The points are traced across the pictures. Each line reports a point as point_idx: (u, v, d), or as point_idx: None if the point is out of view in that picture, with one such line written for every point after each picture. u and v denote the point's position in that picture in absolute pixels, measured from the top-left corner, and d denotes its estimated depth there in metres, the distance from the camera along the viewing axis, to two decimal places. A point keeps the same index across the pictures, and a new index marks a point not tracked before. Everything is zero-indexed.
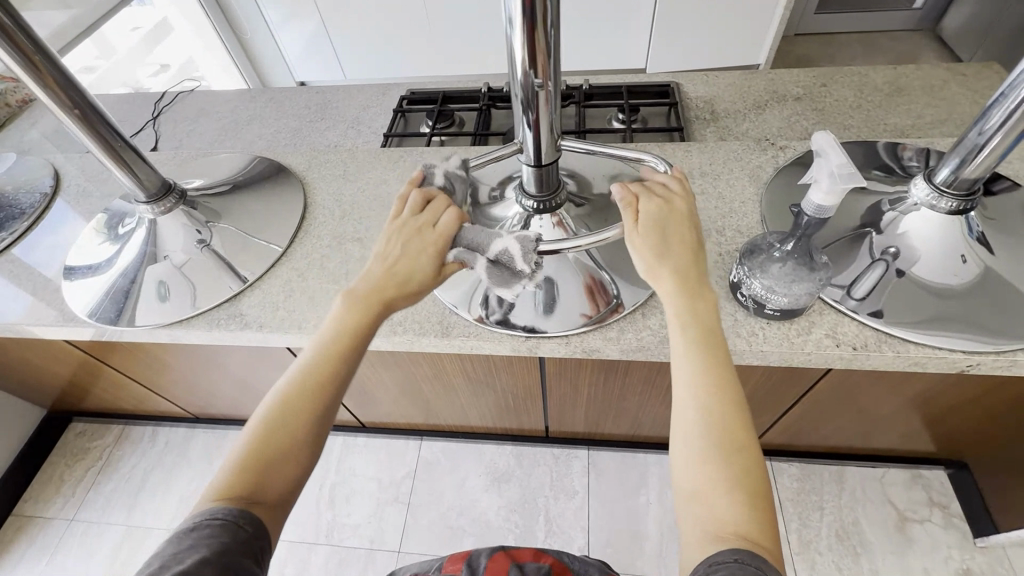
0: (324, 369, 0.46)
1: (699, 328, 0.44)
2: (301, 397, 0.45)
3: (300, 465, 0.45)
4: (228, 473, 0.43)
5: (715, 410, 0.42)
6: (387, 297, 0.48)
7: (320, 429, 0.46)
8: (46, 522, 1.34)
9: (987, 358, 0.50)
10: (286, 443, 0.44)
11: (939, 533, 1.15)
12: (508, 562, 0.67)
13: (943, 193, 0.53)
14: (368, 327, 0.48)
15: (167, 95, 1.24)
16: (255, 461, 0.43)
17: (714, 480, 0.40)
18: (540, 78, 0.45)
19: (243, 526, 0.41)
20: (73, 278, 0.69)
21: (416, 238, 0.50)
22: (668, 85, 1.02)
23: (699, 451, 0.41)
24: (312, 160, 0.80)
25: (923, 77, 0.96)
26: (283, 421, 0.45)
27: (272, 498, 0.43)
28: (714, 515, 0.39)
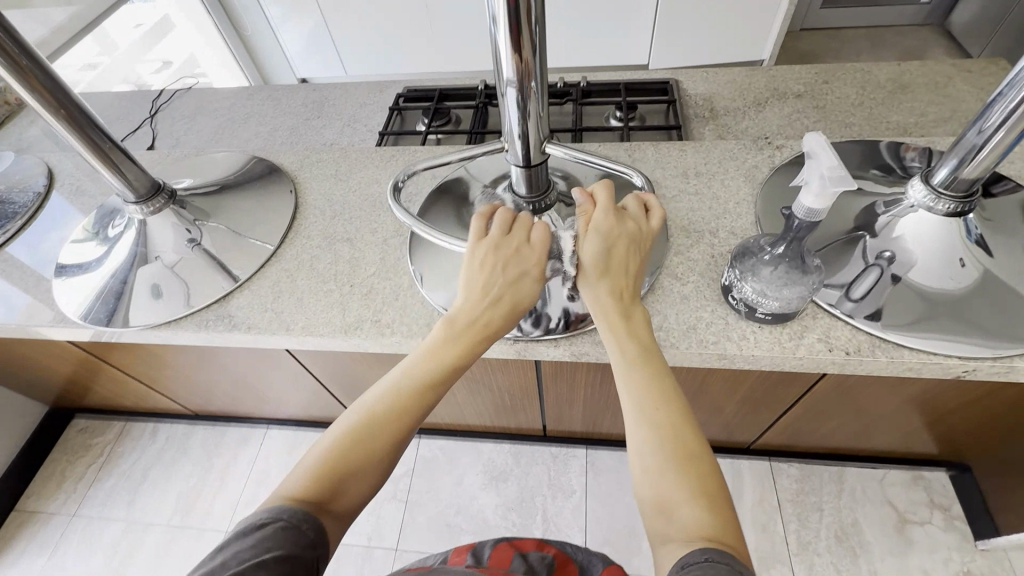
0: (416, 393, 0.46)
1: (637, 341, 0.45)
2: (389, 417, 0.45)
3: (371, 484, 0.44)
4: (303, 480, 0.43)
5: (662, 418, 0.42)
6: (485, 323, 0.47)
7: (398, 448, 0.45)
8: (48, 518, 1.35)
9: (984, 363, 0.49)
10: (365, 457, 0.44)
11: (940, 535, 1.13)
12: (512, 551, 0.69)
13: (940, 194, 0.51)
14: (464, 356, 0.47)
15: (165, 92, 1.23)
16: (329, 473, 0.43)
17: (671, 485, 0.40)
18: (526, 76, 0.45)
19: (307, 533, 0.40)
20: (64, 276, 0.70)
21: (513, 253, 0.48)
22: (667, 82, 1.01)
23: (652, 459, 0.41)
24: (305, 159, 0.79)
25: (927, 74, 0.95)
26: (365, 439, 0.44)
27: (339, 513, 0.43)
28: (676, 519, 0.39)
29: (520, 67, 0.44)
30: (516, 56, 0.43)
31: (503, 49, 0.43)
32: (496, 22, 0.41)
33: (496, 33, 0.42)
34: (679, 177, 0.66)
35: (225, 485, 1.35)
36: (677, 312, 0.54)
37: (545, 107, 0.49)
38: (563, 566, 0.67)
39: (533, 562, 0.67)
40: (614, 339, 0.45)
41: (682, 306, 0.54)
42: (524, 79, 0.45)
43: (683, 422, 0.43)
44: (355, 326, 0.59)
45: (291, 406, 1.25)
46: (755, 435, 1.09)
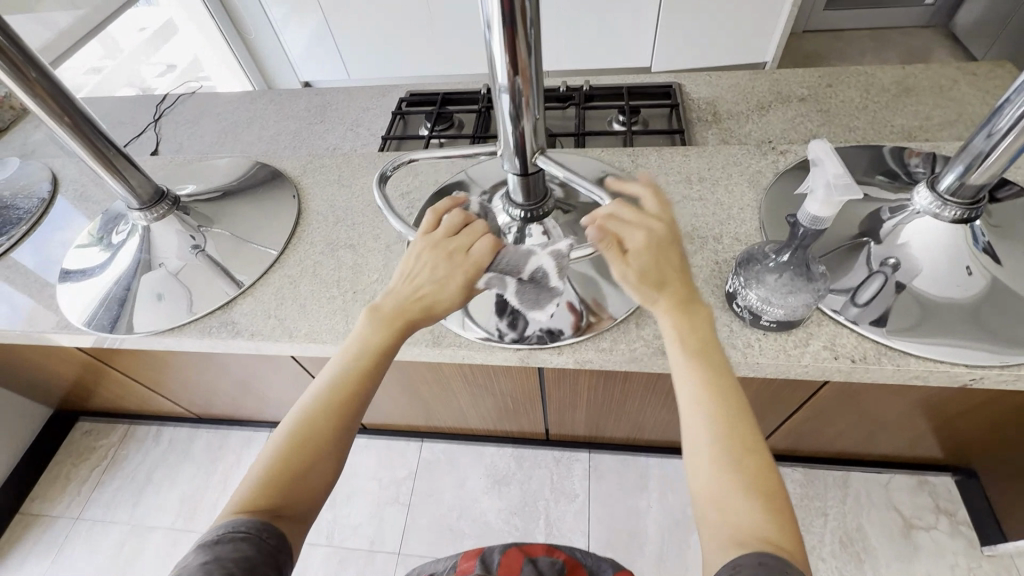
0: (349, 384, 0.46)
1: (695, 338, 0.45)
2: (326, 411, 0.45)
3: (325, 480, 0.45)
4: (251, 487, 0.43)
5: (722, 418, 0.42)
6: (412, 317, 0.48)
7: (342, 444, 0.46)
8: (52, 521, 1.35)
9: (992, 371, 0.49)
10: (308, 457, 0.44)
11: (945, 540, 1.13)
12: (522, 557, 0.68)
13: (946, 201, 0.51)
14: (393, 343, 0.47)
15: (168, 97, 1.24)
16: (279, 475, 0.43)
17: (730, 486, 0.40)
18: (520, 82, 0.44)
19: (266, 539, 0.40)
20: (68, 282, 0.70)
21: (448, 258, 0.49)
22: (670, 85, 1.00)
23: (712, 458, 0.41)
24: (308, 164, 0.79)
25: (931, 77, 0.94)
26: (307, 435, 0.45)
27: (296, 514, 0.43)
28: (734, 521, 0.39)
29: (515, 72, 0.44)
30: (512, 61, 0.43)
31: (498, 53, 0.43)
32: (490, 28, 0.41)
33: (490, 39, 0.42)
34: (682, 183, 0.66)
35: (228, 489, 1.35)
36: None
37: (541, 111, 0.48)
38: (573, 571, 0.66)
39: (542, 568, 0.66)
40: (673, 335, 0.45)
41: None
42: (520, 83, 0.44)
43: (744, 420, 0.42)
44: None
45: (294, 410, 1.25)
46: (759, 439, 1.08)
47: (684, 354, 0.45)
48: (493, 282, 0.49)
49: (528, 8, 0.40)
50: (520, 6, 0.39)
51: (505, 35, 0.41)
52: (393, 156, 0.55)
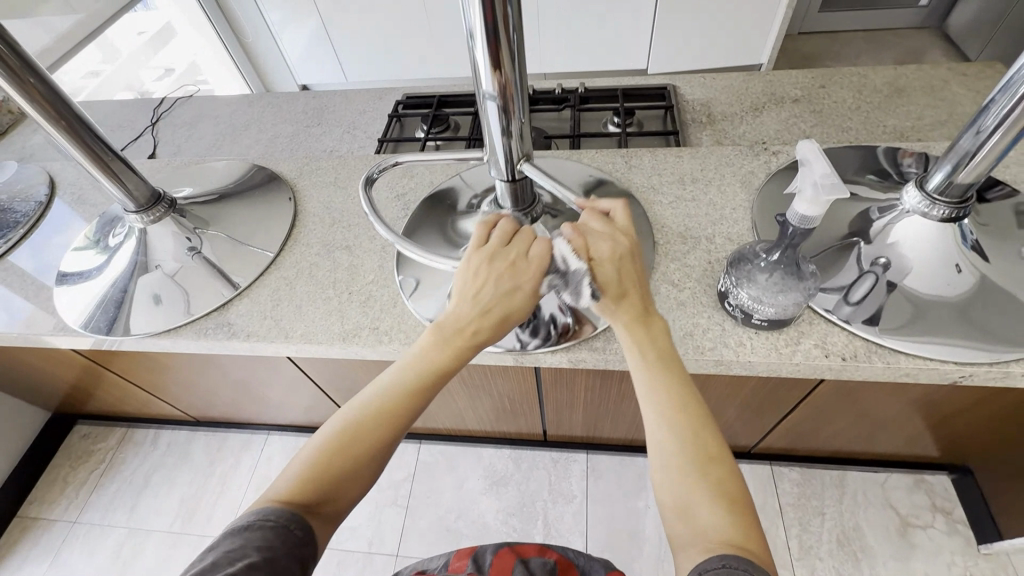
0: (403, 399, 0.45)
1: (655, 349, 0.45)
2: (376, 420, 0.45)
3: (361, 484, 0.45)
4: (289, 483, 0.43)
5: (682, 427, 0.43)
6: (476, 337, 0.46)
7: (384, 453, 0.45)
8: (50, 524, 1.35)
9: (982, 369, 0.49)
10: (351, 463, 0.44)
11: (943, 539, 1.13)
12: (514, 557, 0.67)
13: (935, 200, 0.52)
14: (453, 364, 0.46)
15: (167, 100, 1.25)
16: (315, 476, 0.43)
17: (694, 493, 0.41)
18: (504, 90, 0.45)
19: (296, 532, 0.41)
20: (65, 284, 0.70)
21: (509, 268, 0.47)
22: (665, 87, 1.01)
23: (676, 466, 0.42)
24: (305, 167, 0.80)
25: (923, 77, 0.95)
26: (353, 442, 0.44)
27: (331, 515, 0.43)
28: (698, 527, 0.40)
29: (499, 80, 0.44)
30: (496, 69, 0.43)
31: (481, 62, 0.43)
32: (473, 37, 0.42)
33: (474, 47, 0.43)
34: (675, 183, 0.67)
35: (226, 491, 1.35)
36: (673, 319, 0.54)
37: (526, 113, 0.49)
38: (565, 570, 0.67)
39: (534, 568, 0.66)
40: (632, 347, 0.45)
41: (679, 313, 0.55)
42: (505, 90, 0.45)
43: (707, 428, 0.43)
44: (353, 334, 0.60)
45: (292, 412, 1.25)
46: (756, 438, 1.09)
47: (645, 365, 0.45)
48: (556, 284, 0.47)
49: (510, 15, 0.40)
50: (502, 17, 0.40)
51: (488, 44, 0.41)
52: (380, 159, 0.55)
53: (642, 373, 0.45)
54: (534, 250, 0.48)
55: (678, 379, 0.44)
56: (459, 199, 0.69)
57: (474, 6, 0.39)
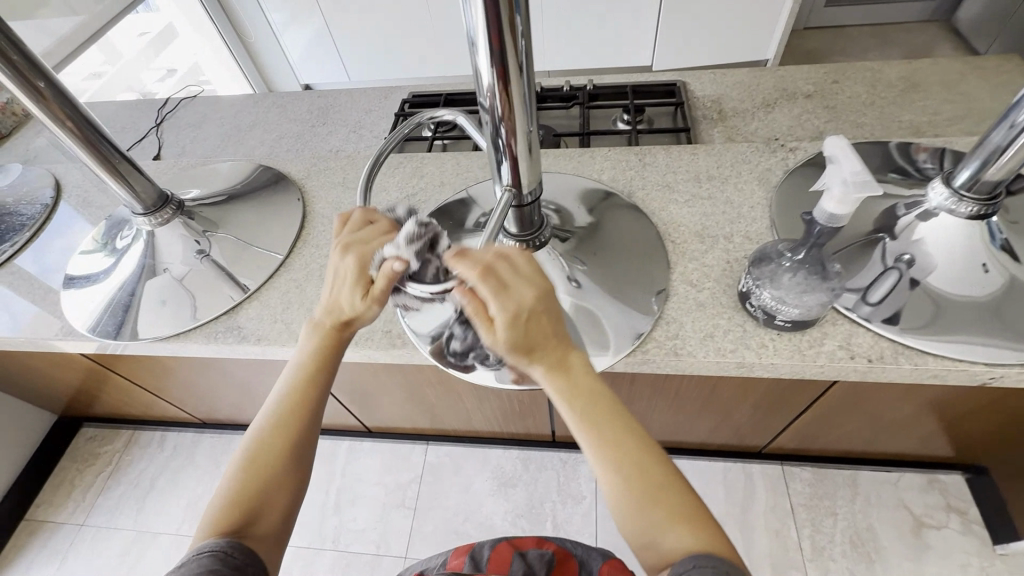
0: (296, 403, 0.49)
1: (582, 396, 0.43)
2: (278, 431, 0.48)
3: (286, 497, 0.47)
4: (214, 512, 0.45)
5: (626, 456, 0.43)
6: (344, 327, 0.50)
7: (300, 455, 0.49)
8: (57, 527, 1.35)
9: (1012, 370, 0.48)
10: (269, 473, 0.47)
11: (957, 539, 1.12)
12: (511, 551, 0.67)
13: (962, 197, 0.50)
14: (331, 354, 0.50)
15: (171, 101, 1.24)
16: (240, 501, 0.46)
17: (657, 522, 0.42)
18: (510, 116, 0.42)
19: (235, 556, 0.42)
20: (72, 288, 0.69)
21: (347, 257, 0.47)
22: (674, 84, 1.00)
23: (630, 502, 0.43)
24: (312, 168, 0.78)
25: (938, 71, 0.93)
26: (265, 457, 0.47)
27: (265, 532, 0.46)
28: (669, 553, 0.41)
29: (503, 93, 0.40)
30: (500, 82, 0.39)
31: (483, 73, 0.39)
32: (474, 45, 0.37)
33: (476, 56, 0.38)
34: (691, 182, 0.65)
35: None
36: (693, 320, 0.53)
37: (534, 125, 0.44)
38: (563, 561, 0.66)
39: (532, 561, 0.66)
40: (564, 403, 0.43)
41: (699, 314, 0.54)
42: (509, 103, 0.41)
43: (647, 453, 0.44)
44: None
45: None
46: (767, 439, 1.07)
47: (576, 411, 0.44)
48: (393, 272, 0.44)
49: (518, 20, 0.36)
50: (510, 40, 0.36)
51: (492, 54, 0.37)
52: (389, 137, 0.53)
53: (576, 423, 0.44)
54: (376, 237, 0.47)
55: (609, 414, 0.44)
56: (467, 215, 0.66)
57: (478, 20, 0.35)
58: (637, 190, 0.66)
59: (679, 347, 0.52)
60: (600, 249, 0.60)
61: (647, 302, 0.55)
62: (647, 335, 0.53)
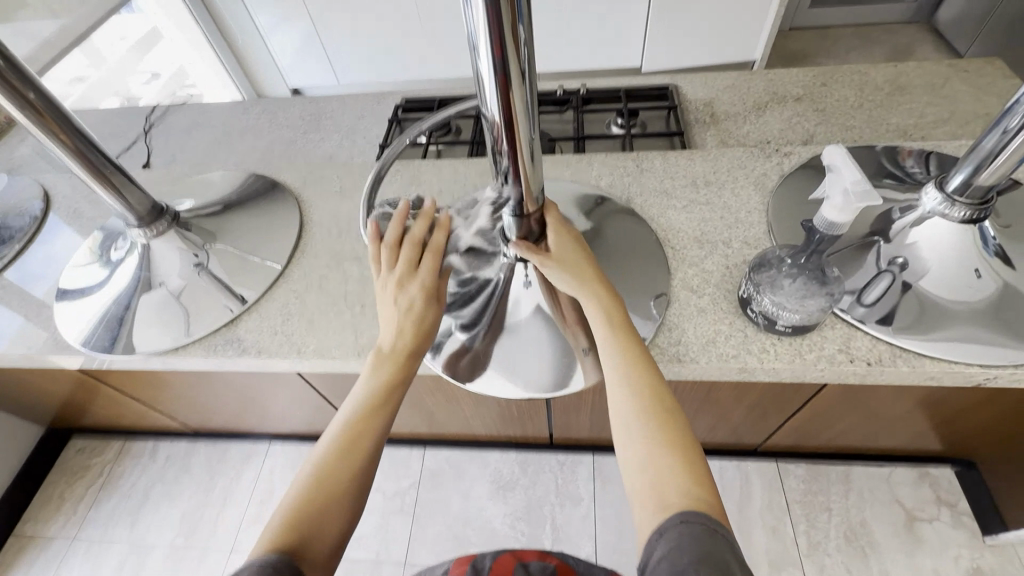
0: (366, 421, 0.50)
1: (614, 318, 0.51)
2: (347, 450, 0.48)
3: (343, 519, 0.46)
4: (274, 532, 0.44)
5: (644, 392, 0.47)
6: (410, 349, 0.54)
7: (364, 479, 0.48)
8: (48, 542, 1.32)
9: (1004, 371, 0.49)
10: (333, 495, 0.46)
11: (949, 532, 1.14)
12: (514, 561, 0.67)
13: (955, 201, 0.51)
14: (403, 379, 0.52)
15: (159, 107, 1.22)
16: (299, 516, 0.45)
17: (656, 447, 0.44)
18: (512, 128, 0.41)
19: (283, 569, 0.40)
20: (64, 301, 0.68)
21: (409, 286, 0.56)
22: (667, 88, 1.01)
23: (637, 424, 0.46)
24: (308, 176, 0.78)
25: (923, 74, 0.95)
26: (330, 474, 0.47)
27: (319, 557, 0.44)
28: (659, 485, 0.43)
29: (506, 102, 0.39)
30: (502, 91, 0.38)
31: (486, 84, 0.38)
32: (477, 56, 0.37)
33: (478, 66, 0.38)
34: (688, 187, 0.66)
35: (228, 504, 1.33)
36: (695, 326, 0.54)
37: (535, 132, 0.44)
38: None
39: (534, 573, 0.65)
40: (598, 318, 0.51)
41: (699, 320, 0.54)
42: (512, 113, 0.40)
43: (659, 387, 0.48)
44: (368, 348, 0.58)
45: (294, 422, 1.23)
46: (763, 437, 1.09)
47: (607, 330, 0.51)
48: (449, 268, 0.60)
49: (520, 29, 0.35)
50: (512, 50, 0.36)
51: (494, 64, 0.37)
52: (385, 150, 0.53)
53: (604, 338, 0.50)
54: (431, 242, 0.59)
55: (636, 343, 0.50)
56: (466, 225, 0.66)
57: (480, 29, 0.34)
58: (636, 196, 0.66)
59: (682, 353, 0.53)
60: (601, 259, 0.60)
61: (647, 309, 0.55)
62: (649, 342, 0.53)
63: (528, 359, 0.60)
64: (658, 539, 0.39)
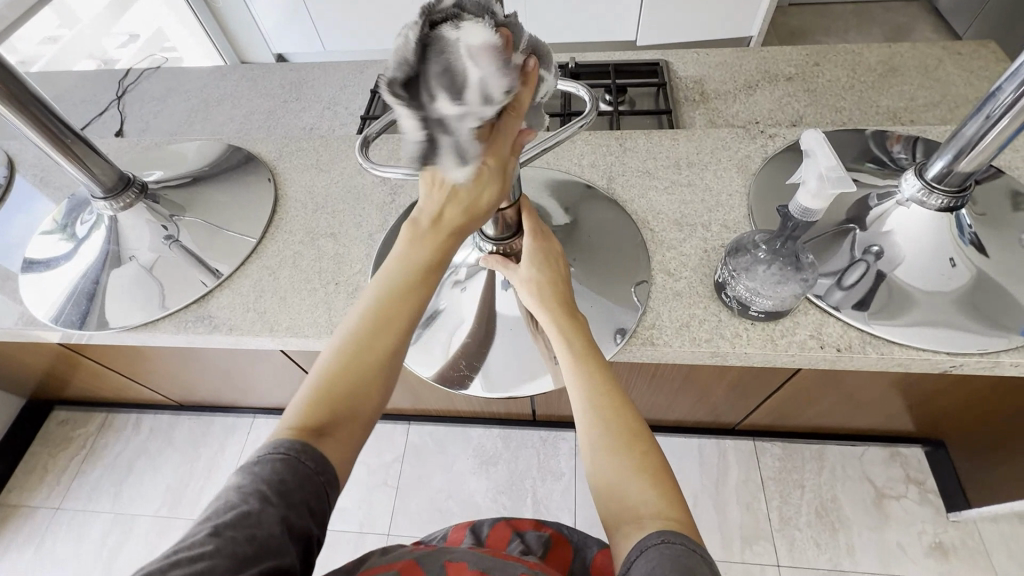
0: (399, 304, 0.44)
1: (579, 337, 0.50)
2: (376, 333, 0.44)
3: (376, 399, 0.44)
4: (300, 410, 0.43)
5: (606, 418, 0.46)
6: (456, 229, 0.43)
7: (393, 362, 0.45)
8: (33, 512, 1.33)
9: (971, 358, 0.50)
10: (362, 377, 0.44)
11: (915, 509, 1.17)
12: (510, 530, 0.68)
13: (933, 189, 0.51)
14: (443, 256, 0.45)
15: (133, 72, 1.17)
16: (325, 395, 0.43)
17: (626, 474, 0.44)
18: None
19: (307, 463, 0.41)
20: (31, 273, 0.66)
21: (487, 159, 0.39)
22: (657, 64, 0.98)
23: (603, 450, 0.45)
24: (284, 148, 0.75)
25: (917, 56, 0.93)
26: (358, 356, 0.44)
27: (345, 434, 0.43)
28: (630, 507, 0.42)
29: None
30: None
31: None
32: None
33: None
34: (671, 168, 0.65)
35: (213, 477, 1.34)
36: (670, 310, 0.54)
37: None
38: (558, 547, 0.66)
39: (530, 543, 0.66)
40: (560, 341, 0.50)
41: (675, 304, 0.54)
42: None
43: (624, 408, 0.47)
44: None
45: (279, 396, 1.23)
46: (740, 416, 1.10)
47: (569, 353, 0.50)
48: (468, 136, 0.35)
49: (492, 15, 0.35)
50: None
51: None
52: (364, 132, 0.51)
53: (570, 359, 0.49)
54: (526, 86, 0.35)
55: (600, 364, 0.49)
56: None
57: None
58: (618, 176, 0.65)
59: (655, 336, 0.53)
60: (582, 245, 0.60)
61: (629, 296, 0.56)
62: (632, 331, 0.54)
63: (499, 353, 0.61)
64: (638, 556, 0.38)
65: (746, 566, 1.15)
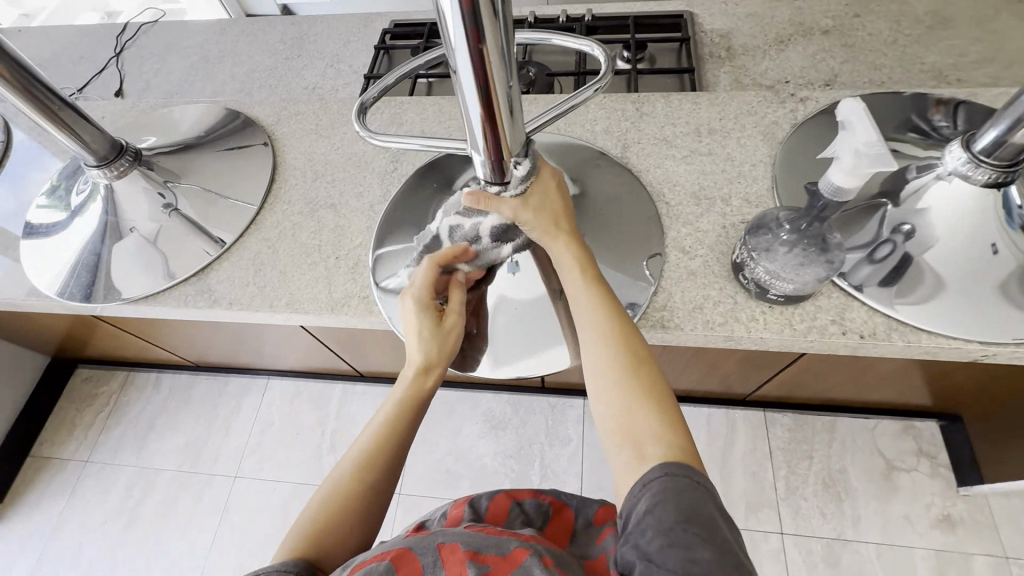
0: (385, 437, 0.54)
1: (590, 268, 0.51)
2: (361, 464, 0.52)
3: (354, 534, 0.49)
4: (294, 539, 0.48)
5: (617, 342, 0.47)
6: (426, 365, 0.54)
7: (376, 495, 0.52)
8: (62, 464, 1.39)
9: (1006, 349, 0.46)
10: (347, 511, 0.50)
11: (924, 482, 1.17)
12: (509, 501, 0.65)
13: (981, 162, 0.46)
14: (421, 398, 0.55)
15: (130, 26, 1.12)
16: (318, 531, 0.48)
17: (629, 397, 0.44)
18: (487, 85, 0.37)
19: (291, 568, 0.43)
20: (32, 240, 0.66)
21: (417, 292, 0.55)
22: (682, 15, 0.91)
23: (613, 374, 0.46)
24: (283, 112, 0.72)
25: (972, 5, 0.84)
26: (345, 494, 0.50)
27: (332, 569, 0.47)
28: (633, 430, 0.43)
29: (478, 54, 0.34)
30: (473, 43, 0.33)
31: (453, 35, 0.33)
32: (439, 4, 0.31)
33: (440, 13, 0.32)
34: (691, 136, 0.60)
35: (230, 435, 1.38)
36: (683, 291, 0.52)
37: (513, 82, 0.39)
38: (559, 512, 0.67)
39: (529, 513, 0.65)
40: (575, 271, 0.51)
41: (689, 284, 0.52)
42: (485, 65, 0.35)
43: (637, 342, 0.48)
44: (343, 304, 0.57)
45: (290, 360, 1.25)
46: (750, 388, 1.09)
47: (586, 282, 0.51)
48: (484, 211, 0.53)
49: None
50: None
51: (461, 14, 0.31)
52: (375, 82, 0.48)
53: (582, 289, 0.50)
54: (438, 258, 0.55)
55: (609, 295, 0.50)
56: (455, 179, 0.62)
57: None
58: (633, 144, 0.61)
59: (666, 319, 0.51)
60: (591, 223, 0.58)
61: (641, 271, 0.53)
62: (644, 309, 0.52)
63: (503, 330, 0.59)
64: (641, 489, 0.39)
65: (749, 533, 1.17)
